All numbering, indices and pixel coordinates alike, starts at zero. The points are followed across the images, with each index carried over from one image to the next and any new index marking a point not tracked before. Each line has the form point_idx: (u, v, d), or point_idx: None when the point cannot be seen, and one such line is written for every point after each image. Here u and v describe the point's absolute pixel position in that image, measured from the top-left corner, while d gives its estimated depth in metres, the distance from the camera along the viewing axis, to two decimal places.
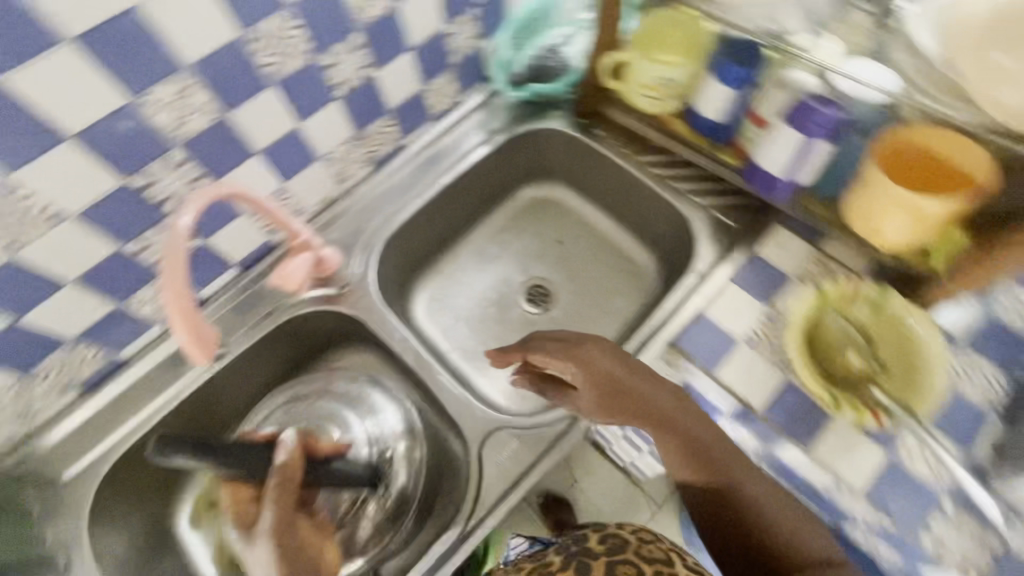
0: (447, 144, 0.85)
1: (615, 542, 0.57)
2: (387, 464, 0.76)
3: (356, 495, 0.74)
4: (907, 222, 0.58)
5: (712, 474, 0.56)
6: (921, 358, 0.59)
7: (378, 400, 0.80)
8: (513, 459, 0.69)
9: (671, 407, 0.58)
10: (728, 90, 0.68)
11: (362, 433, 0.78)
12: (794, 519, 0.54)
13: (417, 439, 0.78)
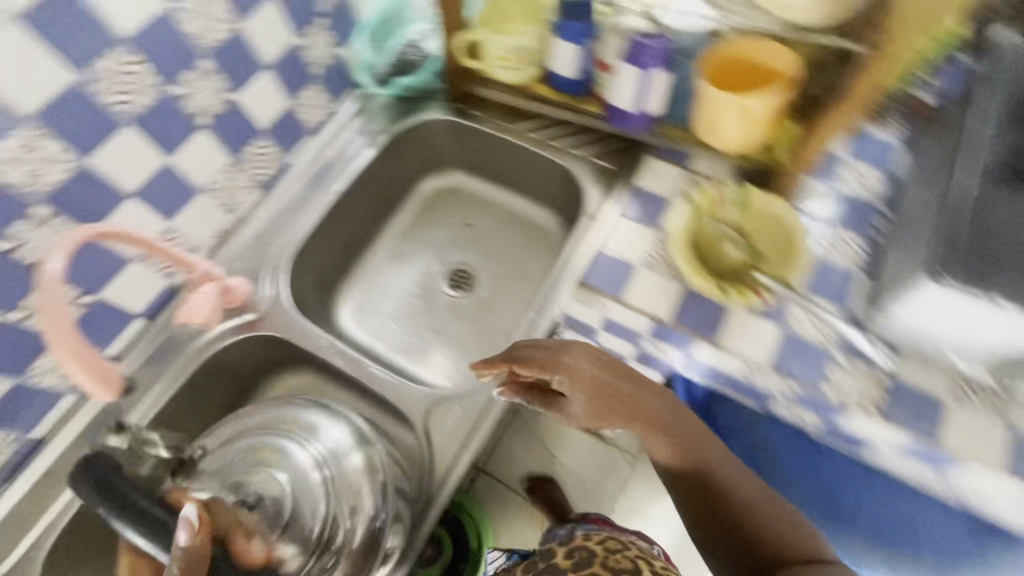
0: (332, 154, 0.87)
1: (581, 555, 0.62)
2: (348, 493, 0.64)
3: (325, 531, 0.62)
4: (744, 125, 0.65)
5: (703, 470, 0.59)
6: (786, 236, 0.67)
7: (325, 418, 0.70)
8: (459, 423, 0.71)
9: (658, 406, 0.61)
10: (572, 46, 0.74)
11: (311, 461, 0.66)
12: (785, 518, 0.55)
13: (377, 444, 0.68)
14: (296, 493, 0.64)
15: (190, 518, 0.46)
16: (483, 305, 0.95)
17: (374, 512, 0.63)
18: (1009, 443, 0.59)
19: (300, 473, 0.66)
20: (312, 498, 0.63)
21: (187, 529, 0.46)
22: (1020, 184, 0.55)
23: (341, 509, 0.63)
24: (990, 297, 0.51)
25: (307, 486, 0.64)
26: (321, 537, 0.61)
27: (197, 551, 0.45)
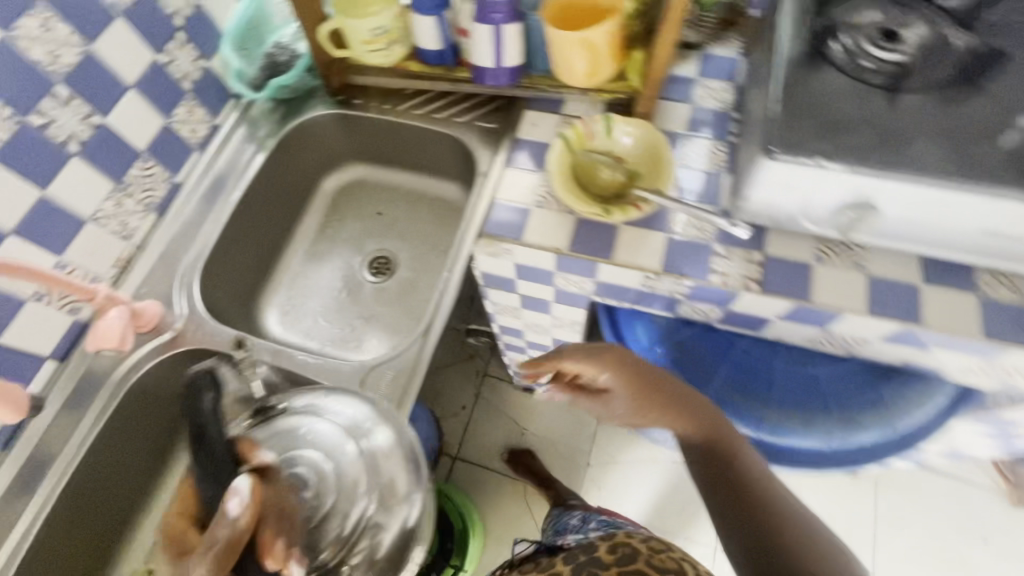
0: (223, 165, 0.88)
1: (623, 553, 0.66)
2: (379, 468, 0.63)
3: (357, 525, 0.60)
4: (589, 56, 0.71)
5: (729, 461, 0.59)
6: (654, 153, 0.74)
7: (335, 398, 0.67)
8: (392, 385, 0.73)
9: (692, 400, 0.64)
10: (430, 15, 0.78)
11: (334, 435, 0.64)
12: (807, 520, 0.53)
13: (399, 421, 0.67)
14: (331, 467, 0.62)
15: (241, 489, 0.49)
16: (407, 284, 0.98)
17: (410, 512, 0.63)
18: (867, 288, 0.68)
19: (323, 444, 0.64)
20: (346, 474, 0.62)
21: (237, 498, 0.49)
22: (818, 64, 0.64)
23: (369, 485, 0.62)
24: (816, 159, 0.59)
25: (338, 460, 0.63)
26: (353, 530, 0.60)
27: (241, 525, 0.48)
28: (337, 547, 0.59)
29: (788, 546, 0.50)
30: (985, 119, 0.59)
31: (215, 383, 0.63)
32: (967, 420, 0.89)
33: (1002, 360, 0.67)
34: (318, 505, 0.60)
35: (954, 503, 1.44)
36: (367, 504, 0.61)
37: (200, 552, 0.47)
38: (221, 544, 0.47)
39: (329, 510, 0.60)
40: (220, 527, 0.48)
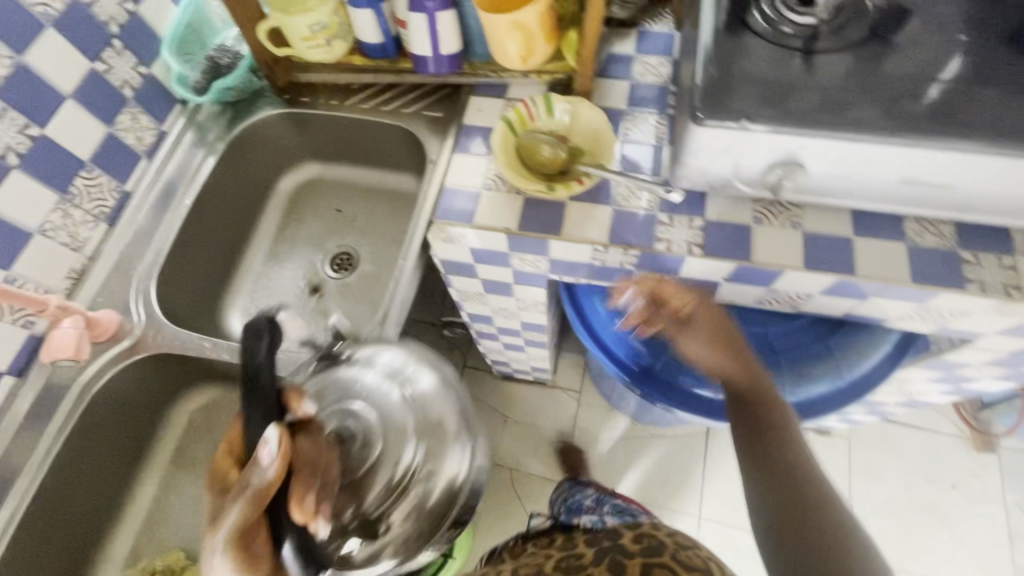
0: (174, 170, 0.88)
1: (649, 542, 0.67)
2: (428, 413, 0.71)
3: (405, 474, 0.67)
4: (522, 37, 0.72)
5: (766, 425, 0.66)
6: (595, 129, 0.76)
7: (376, 352, 0.75)
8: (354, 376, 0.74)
9: (747, 364, 0.71)
10: (367, 8, 0.78)
11: (381, 386, 0.72)
12: (834, 495, 0.57)
13: (440, 373, 0.75)
14: (379, 412, 0.70)
15: (271, 439, 0.49)
16: (370, 278, 0.99)
17: (454, 463, 0.71)
18: (804, 245, 0.71)
19: (370, 391, 0.71)
20: (395, 419, 0.70)
21: (267, 449, 0.49)
22: (742, 31, 0.66)
23: (416, 431, 0.70)
24: (740, 121, 0.61)
25: (387, 404, 0.70)
26: (401, 479, 0.67)
27: (270, 472, 0.48)
28: (383, 495, 0.66)
29: (802, 511, 0.56)
30: (896, 74, 0.62)
31: (270, 334, 0.54)
32: (916, 367, 0.93)
33: (934, 304, 0.70)
34: (367, 454, 0.66)
35: (924, 454, 1.49)
36: (416, 453, 0.69)
37: (237, 492, 0.48)
38: (251, 488, 0.47)
39: (377, 457, 0.67)
40: (255, 472, 0.48)
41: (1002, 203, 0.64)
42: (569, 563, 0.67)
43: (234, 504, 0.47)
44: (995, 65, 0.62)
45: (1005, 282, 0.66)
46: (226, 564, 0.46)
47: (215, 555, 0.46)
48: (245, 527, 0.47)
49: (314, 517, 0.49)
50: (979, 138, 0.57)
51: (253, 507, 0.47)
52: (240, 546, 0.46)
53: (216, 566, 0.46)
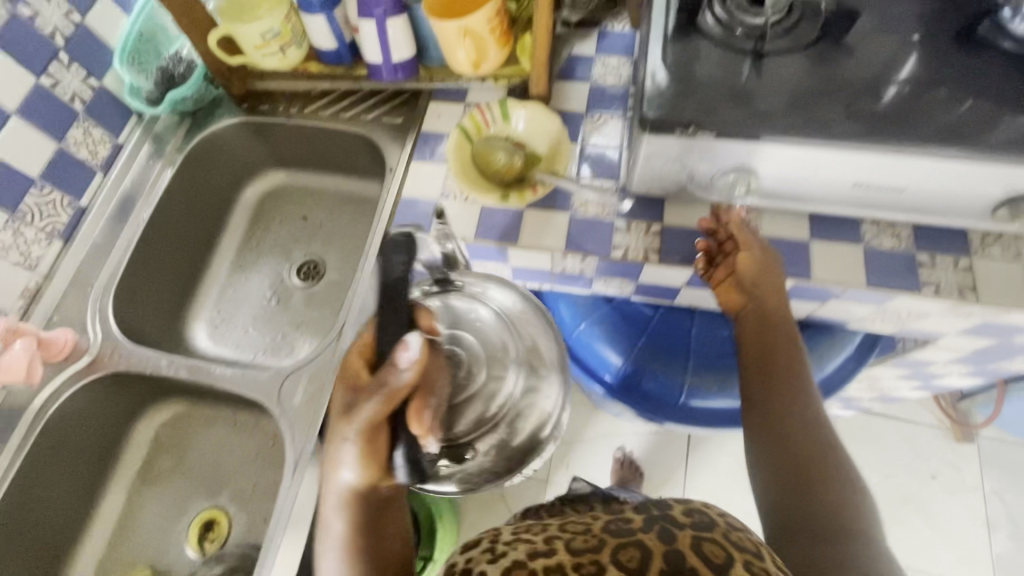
0: (133, 183, 0.87)
1: (703, 518, 0.48)
2: (524, 339, 0.74)
3: (504, 405, 0.69)
4: (473, 44, 0.71)
5: (782, 386, 0.64)
6: (550, 136, 0.75)
7: (490, 288, 0.76)
8: (308, 396, 0.74)
9: (781, 311, 0.66)
10: (320, 14, 0.77)
11: (490, 321, 0.74)
12: (841, 479, 0.58)
13: (542, 314, 0.76)
14: (483, 345, 0.72)
15: (411, 344, 0.53)
16: (336, 287, 0.98)
17: (548, 398, 0.72)
18: None
19: (472, 325, 0.73)
20: (495, 345, 0.72)
21: (408, 351, 0.53)
22: (693, 34, 0.65)
23: (517, 359, 0.72)
24: (691, 128, 0.59)
25: (494, 335, 0.73)
26: (496, 411, 0.69)
27: (405, 379, 0.53)
28: (474, 424, 0.68)
29: (819, 482, 0.58)
30: (848, 76, 0.61)
31: (409, 250, 0.60)
32: (884, 364, 0.93)
33: (894, 306, 0.70)
34: (468, 384, 0.69)
35: (903, 444, 1.50)
36: (516, 383, 0.71)
37: (372, 388, 0.54)
38: (387, 388, 0.53)
39: (480, 387, 0.69)
40: (393, 373, 0.53)
41: (956, 205, 0.63)
42: (613, 528, 0.47)
43: (370, 399, 0.54)
44: (947, 65, 0.61)
45: (960, 283, 0.66)
46: (356, 450, 0.54)
47: (346, 440, 0.54)
48: (375, 422, 0.54)
49: (430, 432, 0.55)
50: (929, 141, 0.56)
51: (385, 405, 0.53)
52: (366, 440, 0.54)
53: (344, 455, 0.54)
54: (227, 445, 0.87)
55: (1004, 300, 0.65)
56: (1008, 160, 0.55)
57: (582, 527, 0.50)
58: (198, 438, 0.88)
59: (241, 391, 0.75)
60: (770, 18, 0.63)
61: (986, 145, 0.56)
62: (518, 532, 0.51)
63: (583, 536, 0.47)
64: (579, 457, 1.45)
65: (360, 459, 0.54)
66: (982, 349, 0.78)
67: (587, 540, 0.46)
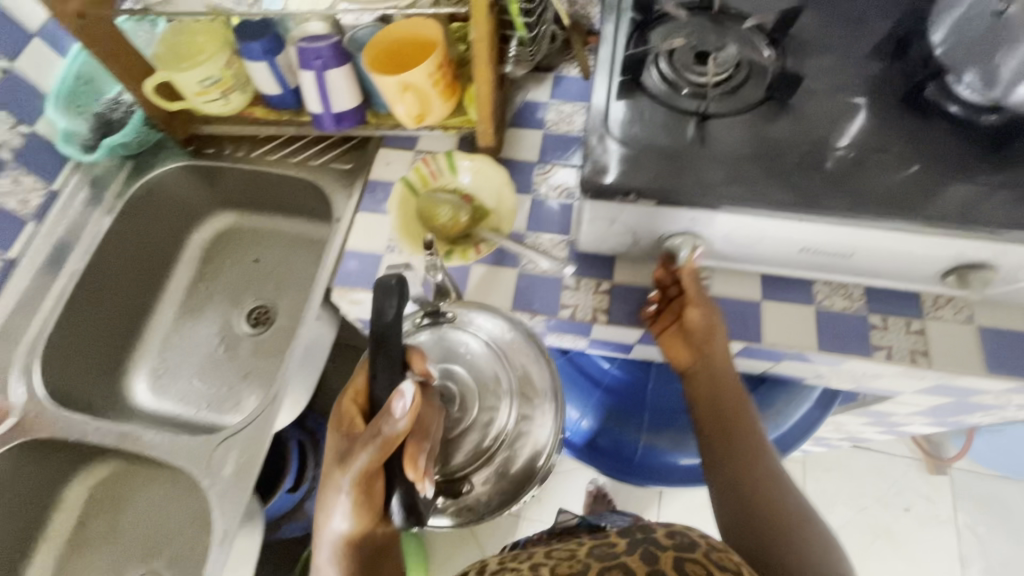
0: (70, 232, 0.84)
1: (685, 539, 0.50)
2: (515, 368, 0.66)
3: (497, 439, 0.63)
4: (412, 97, 0.68)
5: (734, 441, 0.62)
6: (498, 191, 0.73)
7: (479, 314, 0.68)
8: (241, 465, 0.72)
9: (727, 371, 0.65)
10: (259, 63, 0.74)
11: (482, 352, 0.67)
12: (802, 540, 0.55)
13: (535, 341, 0.68)
14: (476, 375, 0.66)
15: (405, 393, 0.52)
16: (285, 334, 0.94)
17: (542, 430, 0.64)
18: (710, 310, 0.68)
19: (464, 357, 0.67)
20: (487, 376, 0.66)
21: (401, 401, 0.52)
22: (636, 93, 0.63)
23: (510, 389, 0.65)
24: (631, 195, 0.58)
25: (485, 366, 0.66)
26: (490, 445, 0.63)
27: (396, 429, 0.52)
28: (469, 459, 0.62)
29: (776, 541, 0.55)
30: (792, 141, 0.59)
31: (399, 294, 0.55)
32: (847, 412, 0.91)
33: (847, 368, 0.68)
34: (461, 418, 0.64)
35: (877, 476, 1.49)
36: (510, 414, 0.64)
37: (366, 439, 0.54)
38: (380, 438, 0.53)
39: (472, 421, 0.63)
40: (386, 422, 0.52)
41: (905, 271, 0.61)
42: (598, 552, 0.49)
43: (364, 449, 0.53)
44: (892, 130, 0.59)
45: (912, 348, 0.64)
46: (349, 500, 0.55)
47: (340, 490, 0.54)
48: (369, 471, 0.54)
49: (426, 477, 0.54)
50: (872, 212, 0.55)
51: (379, 455, 0.53)
52: (359, 490, 0.54)
53: (337, 502, 0.55)
54: (165, 507, 0.83)
55: (956, 365, 0.63)
56: (951, 232, 0.54)
57: (568, 552, 0.51)
58: (135, 498, 0.84)
59: (178, 459, 0.73)
60: (713, 79, 0.62)
61: (929, 217, 0.54)
62: (506, 560, 0.53)
63: (568, 560, 0.49)
64: (550, 492, 1.42)
65: (354, 507, 0.55)
66: (940, 404, 0.76)
67: (571, 565, 0.48)
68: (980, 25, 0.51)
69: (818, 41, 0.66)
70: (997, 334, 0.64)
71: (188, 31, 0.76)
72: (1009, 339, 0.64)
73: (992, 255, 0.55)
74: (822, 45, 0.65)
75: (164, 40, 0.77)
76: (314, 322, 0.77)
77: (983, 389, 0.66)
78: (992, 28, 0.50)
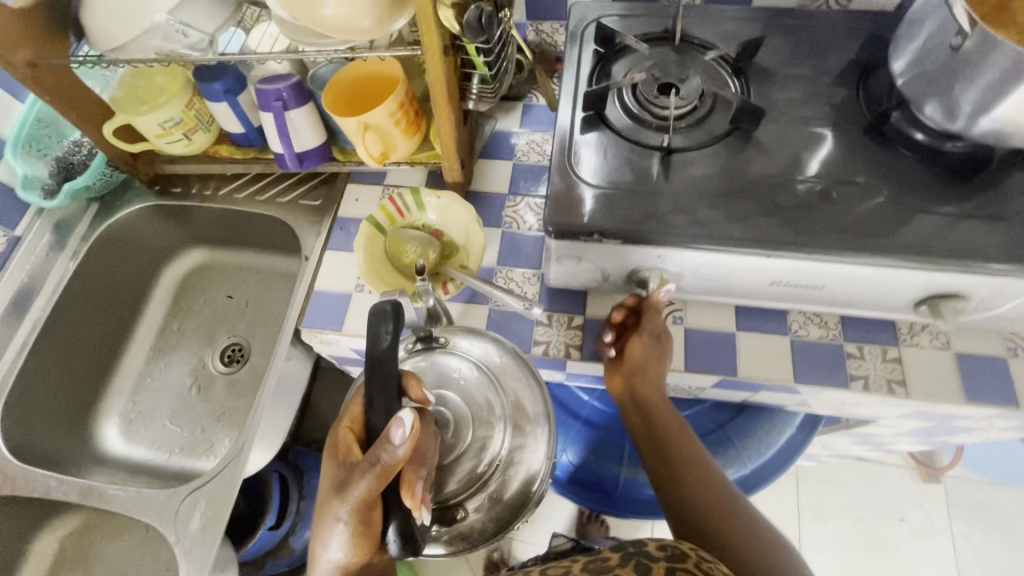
0: (32, 278, 0.82)
1: (676, 550, 0.48)
2: (508, 393, 0.63)
3: (490, 465, 0.59)
4: (374, 135, 0.67)
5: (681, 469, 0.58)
6: (465, 229, 0.71)
7: (468, 338, 0.65)
8: (208, 519, 0.70)
9: (660, 398, 0.62)
10: (220, 104, 0.73)
11: (474, 376, 0.63)
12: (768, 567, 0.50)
13: (528, 364, 0.65)
14: (469, 401, 0.62)
15: (404, 420, 0.46)
16: (259, 372, 0.92)
17: (537, 455, 0.61)
18: (684, 343, 0.67)
19: (457, 381, 0.63)
20: (479, 401, 0.62)
21: (400, 429, 0.46)
22: (597, 128, 0.63)
23: (504, 414, 0.61)
24: (595, 235, 0.56)
25: (478, 391, 0.63)
26: (485, 470, 0.59)
27: (394, 455, 0.47)
28: (465, 485, 0.58)
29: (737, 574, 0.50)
30: (755, 174, 0.58)
31: (395, 318, 0.52)
32: (832, 434, 0.90)
33: (825, 397, 0.67)
34: (456, 442, 0.60)
35: (871, 486, 1.48)
36: (503, 439, 0.61)
37: (364, 466, 0.48)
38: (379, 465, 0.47)
39: (466, 446, 0.60)
40: (385, 449, 0.47)
41: (878, 300, 0.60)
42: (591, 567, 0.49)
43: (362, 478, 0.48)
44: (859, 160, 0.59)
45: (889, 377, 0.63)
46: (347, 532, 0.49)
47: (337, 521, 0.49)
48: (367, 501, 0.48)
49: (424, 505, 0.49)
50: (839, 245, 0.53)
51: (378, 484, 0.48)
52: (358, 521, 0.49)
53: (334, 535, 0.49)
54: (136, 557, 0.80)
55: (933, 393, 0.62)
56: (919, 264, 0.53)
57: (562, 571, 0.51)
58: (105, 550, 0.81)
59: (145, 514, 0.71)
60: (675, 113, 0.61)
61: (896, 249, 0.53)
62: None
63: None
64: (542, 514, 1.39)
65: (352, 540, 0.49)
66: (923, 427, 0.75)
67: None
68: (937, 57, 0.50)
69: (781, 71, 0.65)
70: (973, 360, 0.63)
71: (148, 74, 0.75)
72: (986, 365, 0.63)
73: (963, 286, 0.54)
74: (786, 75, 0.65)
75: (123, 84, 0.75)
76: (284, 363, 0.75)
77: (963, 415, 0.65)
78: (949, 61, 0.49)
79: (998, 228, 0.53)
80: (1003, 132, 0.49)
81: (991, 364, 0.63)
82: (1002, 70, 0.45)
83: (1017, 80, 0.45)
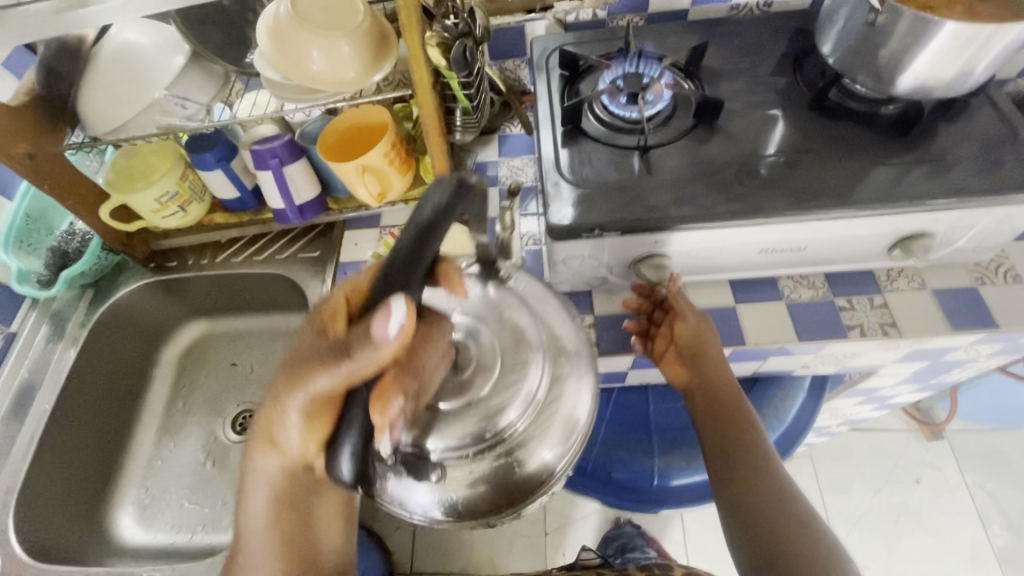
0: (36, 372, 0.81)
1: None
2: (548, 330, 0.58)
3: (524, 406, 0.53)
4: (369, 178, 0.71)
5: (741, 450, 0.59)
6: None
7: (524, 277, 0.61)
8: None
9: (722, 376, 0.64)
10: (214, 171, 0.75)
11: (513, 312, 0.58)
12: (809, 535, 0.53)
13: (572, 308, 0.61)
14: (497, 340, 0.57)
15: (398, 316, 0.40)
16: None
17: (576, 397, 0.55)
18: None
19: (492, 318, 0.58)
20: (511, 343, 0.56)
21: (391, 325, 0.40)
22: (576, 139, 0.69)
23: (545, 351, 0.56)
24: (596, 231, 0.60)
25: (507, 332, 0.57)
26: (496, 429, 0.53)
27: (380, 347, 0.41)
28: (472, 441, 0.52)
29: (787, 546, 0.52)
30: (727, 157, 0.65)
31: (452, 198, 0.45)
32: (840, 395, 0.94)
33: (828, 351, 0.71)
34: (465, 386, 0.54)
35: (880, 453, 1.52)
36: (541, 380, 0.54)
37: (339, 353, 0.42)
38: (359, 355, 0.41)
39: (483, 395, 0.53)
40: (369, 341, 0.41)
41: (857, 250, 0.66)
42: None
43: (328, 368, 0.42)
44: (813, 131, 0.66)
45: (881, 321, 0.69)
46: (298, 417, 0.43)
47: (290, 403, 0.43)
48: (328, 397, 0.42)
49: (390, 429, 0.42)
50: (814, 204, 0.59)
51: (342, 381, 0.42)
52: (312, 409, 0.43)
53: (288, 418, 0.43)
54: None
55: (923, 330, 0.67)
56: (886, 212, 0.59)
57: None
58: None
59: None
60: (646, 115, 0.68)
61: (866, 200, 0.59)
62: None
63: None
64: (573, 540, 1.35)
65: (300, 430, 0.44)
66: (922, 369, 0.80)
67: None
68: (856, 33, 0.59)
69: (727, 69, 0.74)
70: (949, 294, 0.69)
71: (140, 153, 0.78)
72: (962, 297, 0.69)
73: (925, 224, 0.61)
74: (731, 71, 0.74)
75: (116, 167, 0.77)
76: None
77: (954, 345, 0.70)
78: (867, 34, 0.57)
79: (943, 169, 0.60)
80: (926, 86, 0.57)
81: (967, 295, 0.69)
82: (913, 34, 0.53)
83: (924, 40, 0.53)
